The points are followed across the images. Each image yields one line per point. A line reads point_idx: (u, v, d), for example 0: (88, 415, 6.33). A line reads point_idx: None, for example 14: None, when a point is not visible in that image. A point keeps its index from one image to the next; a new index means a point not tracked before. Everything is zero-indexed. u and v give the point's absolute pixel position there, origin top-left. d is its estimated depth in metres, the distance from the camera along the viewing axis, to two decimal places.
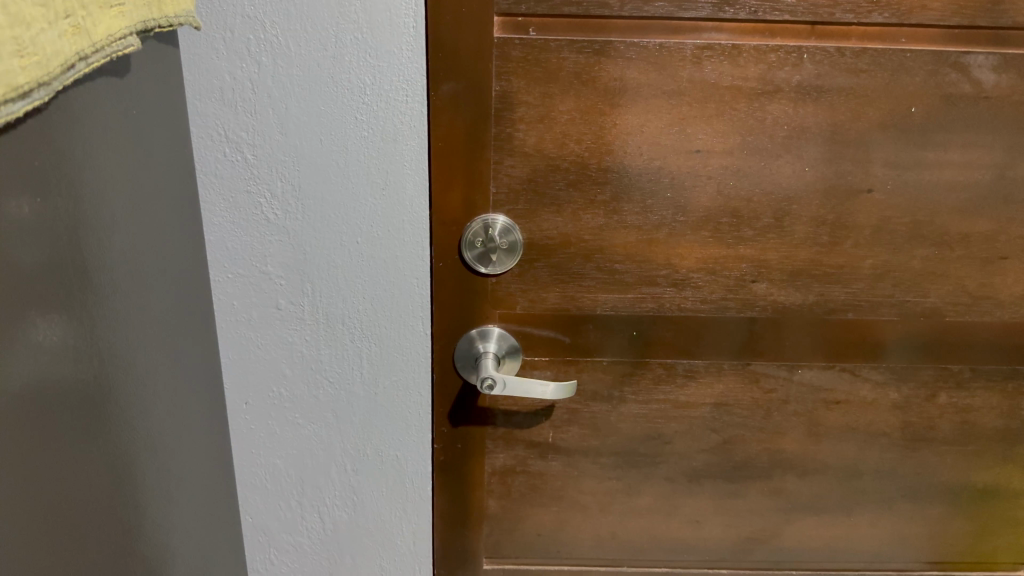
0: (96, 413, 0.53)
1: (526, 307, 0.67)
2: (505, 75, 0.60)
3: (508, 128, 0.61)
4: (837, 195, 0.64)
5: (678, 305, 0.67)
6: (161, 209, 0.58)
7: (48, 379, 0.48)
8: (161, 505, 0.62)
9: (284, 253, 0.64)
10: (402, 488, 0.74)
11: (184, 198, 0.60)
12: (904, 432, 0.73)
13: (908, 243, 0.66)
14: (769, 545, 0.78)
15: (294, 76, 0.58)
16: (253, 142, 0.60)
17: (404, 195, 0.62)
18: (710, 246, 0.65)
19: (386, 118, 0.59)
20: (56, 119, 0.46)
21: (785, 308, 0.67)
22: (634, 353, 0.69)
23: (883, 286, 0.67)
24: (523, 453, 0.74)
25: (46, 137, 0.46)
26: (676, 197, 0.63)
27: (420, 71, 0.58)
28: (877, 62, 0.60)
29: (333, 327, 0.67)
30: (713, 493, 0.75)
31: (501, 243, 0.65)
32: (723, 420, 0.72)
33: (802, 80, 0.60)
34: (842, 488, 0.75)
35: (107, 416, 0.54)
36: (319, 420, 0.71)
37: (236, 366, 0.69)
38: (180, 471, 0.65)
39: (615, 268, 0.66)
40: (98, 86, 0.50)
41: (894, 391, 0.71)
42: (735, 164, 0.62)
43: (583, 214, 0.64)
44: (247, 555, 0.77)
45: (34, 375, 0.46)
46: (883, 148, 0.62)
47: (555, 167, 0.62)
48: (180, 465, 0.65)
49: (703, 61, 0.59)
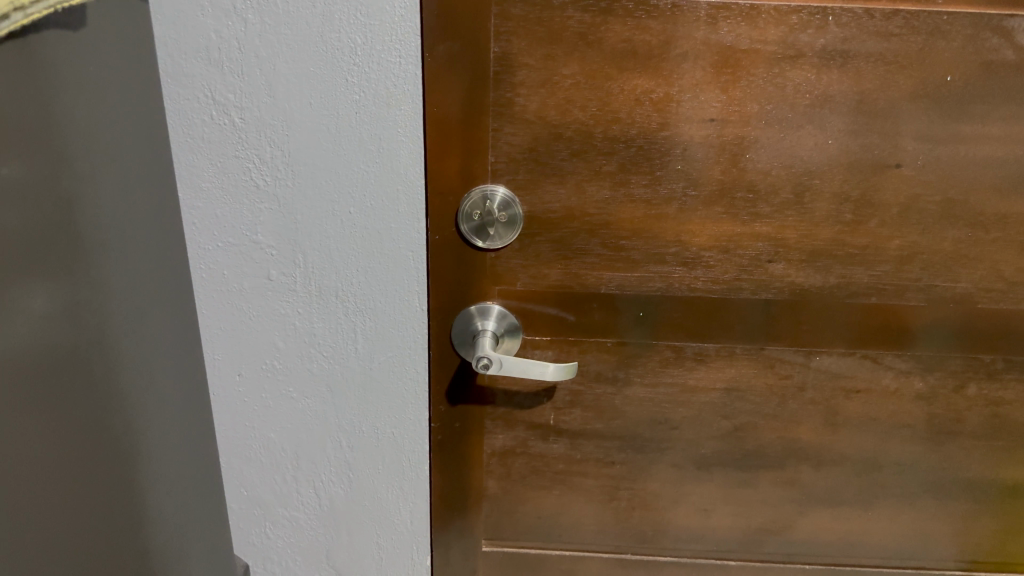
0: (74, 382, 0.53)
1: (526, 284, 0.64)
2: (505, 35, 0.56)
3: (508, 92, 0.57)
4: (862, 170, 0.59)
5: (688, 284, 0.63)
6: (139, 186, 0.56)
7: (32, 346, 0.49)
8: (136, 484, 0.62)
9: (275, 222, 0.62)
10: (399, 467, 0.72)
11: (160, 166, 0.58)
12: (929, 424, 0.69)
13: (939, 223, 0.61)
14: (781, 536, 0.75)
15: (283, 35, 0.55)
16: (241, 105, 0.58)
17: (398, 163, 0.59)
18: (724, 223, 0.60)
19: (378, 81, 0.56)
20: (21, 87, 0.45)
21: (803, 290, 0.63)
22: (641, 334, 0.65)
23: (910, 268, 0.62)
24: (523, 434, 0.70)
25: (10, 105, 0.44)
26: (687, 169, 0.59)
27: (414, 30, 0.55)
28: (909, 25, 0.55)
29: (326, 299, 0.65)
30: (723, 482, 0.72)
31: (500, 216, 0.61)
32: (734, 406, 0.68)
33: (827, 45, 0.55)
34: (859, 481, 0.72)
35: (76, 387, 0.54)
36: (315, 394, 0.69)
37: (229, 336, 0.67)
38: (158, 450, 0.64)
39: (622, 244, 0.61)
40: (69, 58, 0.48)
41: (920, 380, 0.67)
42: (752, 134, 0.58)
43: (588, 185, 0.59)
44: (242, 526, 0.77)
45: (20, 341, 0.48)
46: (913, 119, 0.58)
47: (557, 136, 0.58)
48: (156, 443, 0.64)
49: (719, 22, 0.54)
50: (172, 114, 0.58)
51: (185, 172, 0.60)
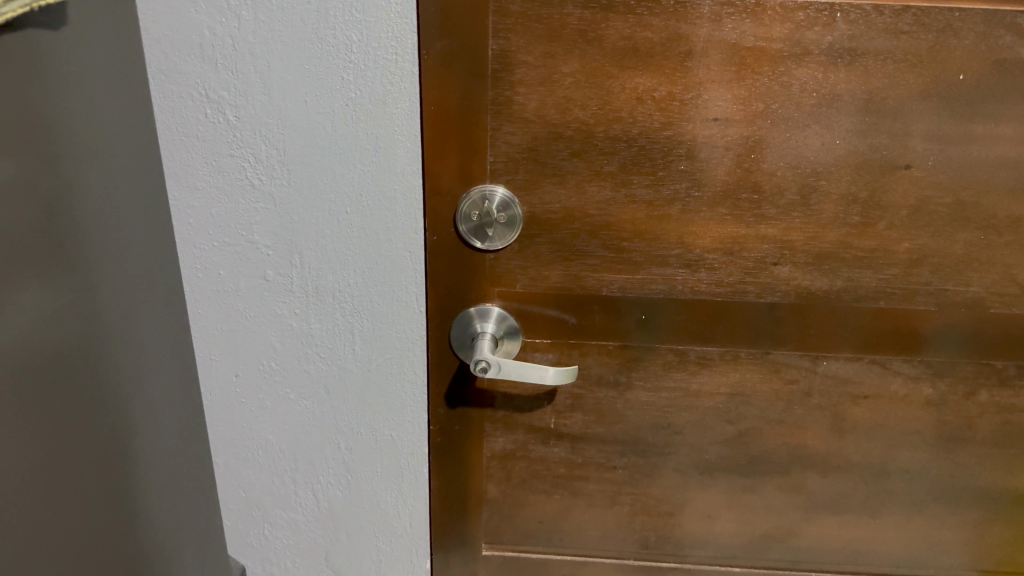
0: (61, 377, 0.55)
1: (526, 286, 0.62)
2: (503, 32, 0.54)
3: (506, 91, 0.56)
4: (870, 171, 0.58)
5: (692, 288, 0.61)
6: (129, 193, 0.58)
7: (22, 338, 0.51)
8: (128, 478, 0.65)
9: (271, 221, 0.61)
10: (398, 469, 0.71)
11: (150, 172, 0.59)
12: (938, 431, 0.67)
13: (949, 226, 0.59)
14: (787, 543, 0.73)
15: (277, 32, 0.54)
16: (235, 103, 0.57)
17: (396, 162, 0.58)
18: (728, 225, 0.59)
19: (375, 79, 0.55)
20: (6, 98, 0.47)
21: (810, 294, 0.61)
22: (643, 337, 0.64)
23: (920, 272, 0.61)
24: (524, 437, 0.69)
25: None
26: (691, 169, 0.57)
27: (411, 27, 0.54)
28: (920, 22, 0.53)
29: (324, 300, 0.64)
30: (727, 487, 0.70)
31: (498, 218, 0.60)
32: (739, 411, 0.67)
33: (834, 42, 0.54)
34: (866, 488, 0.70)
35: (64, 386, 0.55)
36: (312, 396, 0.69)
37: (226, 336, 0.66)
38: (150, 446, 0.66)
39: (623, 246, 0.60)
40: (55, 70, 0.51)
41: (929, 386, 0.65)
42: (757, 134, 0.56)
43: (588, 186, 0.58)
44: (241, 528, 0.76)
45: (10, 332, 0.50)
46: (923, 119, 0.56)
47: (557, 135, 0.57)
48: (149, 438, 0.66)
49: (723, 19, 0.53)
50: (167, 112, 0.58)
51: (181, 170, 0.60)
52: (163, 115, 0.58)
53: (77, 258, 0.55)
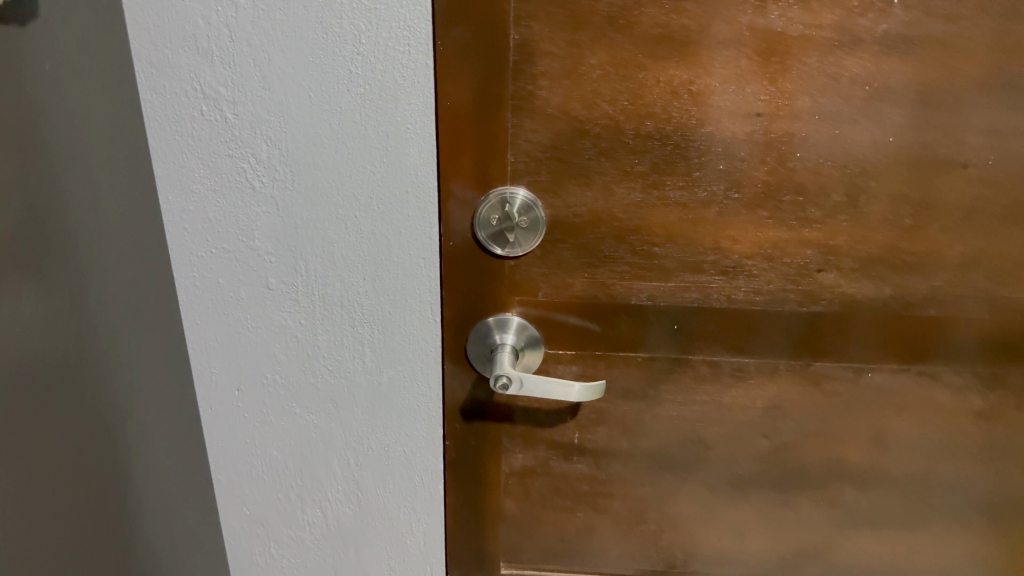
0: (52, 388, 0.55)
1: (549, 294, 0.58)
2: (524, 20, 0.49)
3: (528, 84, 0.51)
4: (924, 170, 0.53)
5: (728, 295, 0.57)
6: (120, 197, 0.57)
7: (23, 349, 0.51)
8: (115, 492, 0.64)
9: (273, 227, 0.57)
10: (411, 486, 0.67)
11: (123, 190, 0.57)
12: (987, 442, 0.62)
13: (1007, 228, 0.55)
14: (823, 560, 0.68)
15: (278, 21, 0.50)
16: (233, 99, 0.52)
17: (408, 162, 0.53)
18: (768, 228, 0.54)
19: (385, 72, 0.50)
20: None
21: (854, 301, 0.57)
22: (673, 348, 0.60)
23: (973, 278, 0.56)
24: (544, 453, 0.65)
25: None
26: (730, 169, 0.53)
27: (424, 14, 0.49)
28: (983, 7, 0.48)
29: (330, 310, 0.60)
30: (760, 504, 0.66)
31: (520, 221, 0.55)
32: (774, 424, 0.62)
33: (888, 30, 0.49)
34: (909, 503, 0.65)
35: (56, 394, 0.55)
36: (319, 410, 0.64)
37: (225, 348, 0.62)
38: (140, 452, 0.66)
39: (653, 251, 0.56)
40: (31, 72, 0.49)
41: (979, 398, 0.61)
42: (803, 130, 0.51)
43: (617, 187, 0.54)
44: (244, 546, 0.72)
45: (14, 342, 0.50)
46: (983, 113, 0.51)
47: (583, 132, 0.52)
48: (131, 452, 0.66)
49: (768, 5, 0.48)
50: (159, 108, 0.53)
51: (175, 172, 0.55)
52: (155, 111, 0.53)
53: (64, 265, 0.55)
